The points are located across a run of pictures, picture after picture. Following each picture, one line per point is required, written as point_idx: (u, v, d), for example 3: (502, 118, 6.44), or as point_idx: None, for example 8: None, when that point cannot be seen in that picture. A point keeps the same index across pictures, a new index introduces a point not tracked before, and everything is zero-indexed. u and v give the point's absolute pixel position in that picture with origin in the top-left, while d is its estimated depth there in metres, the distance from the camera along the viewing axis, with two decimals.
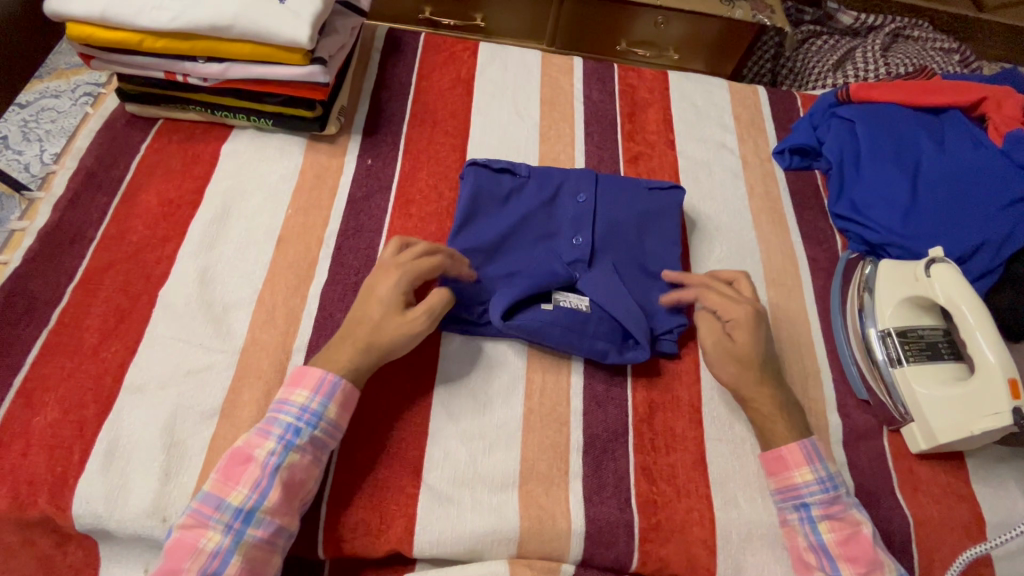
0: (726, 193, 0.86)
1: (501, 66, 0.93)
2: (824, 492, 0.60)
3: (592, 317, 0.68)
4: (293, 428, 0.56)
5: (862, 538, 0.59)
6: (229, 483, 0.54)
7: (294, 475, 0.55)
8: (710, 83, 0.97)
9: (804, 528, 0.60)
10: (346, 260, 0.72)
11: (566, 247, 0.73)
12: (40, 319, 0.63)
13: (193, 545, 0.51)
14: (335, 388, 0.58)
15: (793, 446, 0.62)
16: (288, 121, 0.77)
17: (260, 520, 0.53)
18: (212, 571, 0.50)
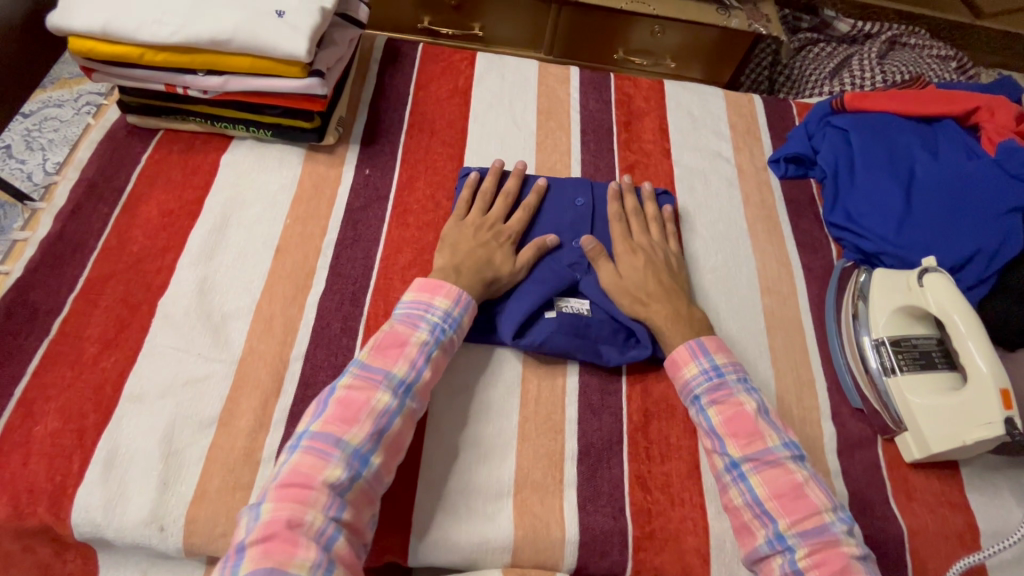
0: (722, 201, 0.87)
1: (499, 76, 0.94)
2: (709, 380, 0.64)
3: (593, 321, 0.70)
4: (439, 326, 0.63)
5: (745, 415, 0.62)
6: (388, 360, 0.60)
7: (438, 366, 0.62)
8: (706, 92, 0.98)
9: (698, 417, 0.64)
10: (344, 269, 0.73)
11: (568, 251, 0.75)
12: (41, 329, 0.64)
13: (364, 403, 0.56)
14: (470, 303, 0.66)
15: (680, 347, 0.67)
16: (287, 132, 0.78)
17: (415, 395, 0.59)
18: (381, 427, 0.56)
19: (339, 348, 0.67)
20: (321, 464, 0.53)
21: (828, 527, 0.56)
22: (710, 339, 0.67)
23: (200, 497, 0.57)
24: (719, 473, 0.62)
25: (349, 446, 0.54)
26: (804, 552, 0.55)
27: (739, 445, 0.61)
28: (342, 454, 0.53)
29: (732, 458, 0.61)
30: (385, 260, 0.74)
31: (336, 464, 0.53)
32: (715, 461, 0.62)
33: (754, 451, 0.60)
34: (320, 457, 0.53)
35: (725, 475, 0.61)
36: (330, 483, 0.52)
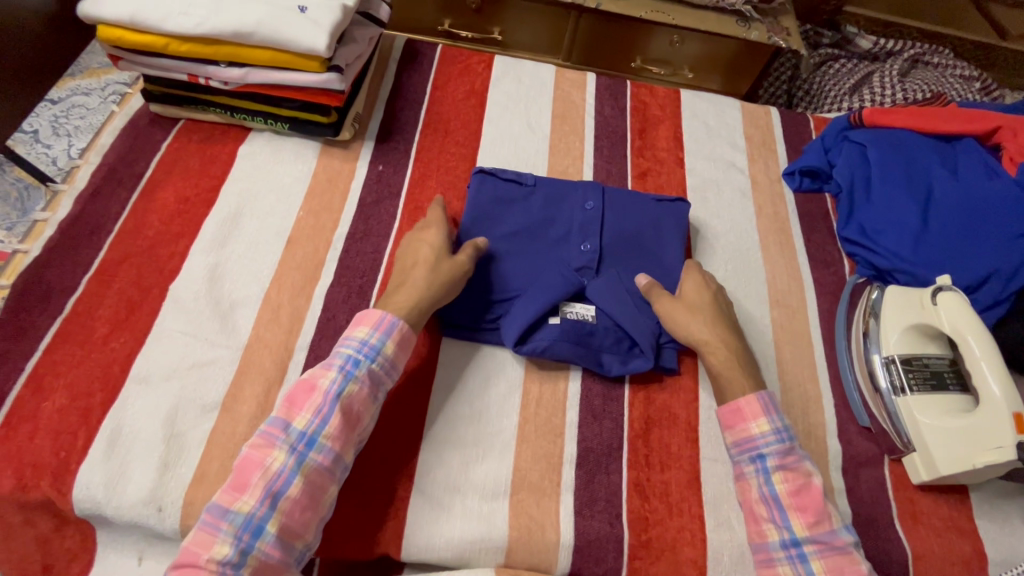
0: (734, 212, 0.87)
1: (515, 79, 0.95)
2: (779, 444, 0.61)
3: (597, 329, 0.69)
4: (352, 360, 0.60)
5: (813, 489, 0.60)
6: (296, 409, 0.57)
7: (352, 406, 0.58)
8: (722, 103, 0.98)
9: (759, 480, 0.61)
10: (352, 263, 0.73)
11: (575, 254, 0.74)
12: (55, 307, 0.65)
13: (258, 464, 0.54)
14: (392, 328, 0.62)
15: (750, 397, 0.63)
16: (303, 125, 0.79)
17: (321, 447, 0.56)
18: (275, 489, 0.53)
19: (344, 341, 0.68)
20: (214, 537, 0.52)
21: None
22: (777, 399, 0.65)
23: (199, 481, 0.58)
24: (771, 544, 0.59)
25: (239, 516, 0.52)
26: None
27: (804, 522, 0.58)
28: (230, 526, 0.52)
29: (794, 534, 0.58)
30: (394, 257, 0.75)
31: (224, 538, 0.51)
32: (767, 530, 0.59)
33: (818, 531, 0.58)
34: (212, 529, 0.52)
35: (779, 550, 0.58)
36: (218, 560, 0.50)
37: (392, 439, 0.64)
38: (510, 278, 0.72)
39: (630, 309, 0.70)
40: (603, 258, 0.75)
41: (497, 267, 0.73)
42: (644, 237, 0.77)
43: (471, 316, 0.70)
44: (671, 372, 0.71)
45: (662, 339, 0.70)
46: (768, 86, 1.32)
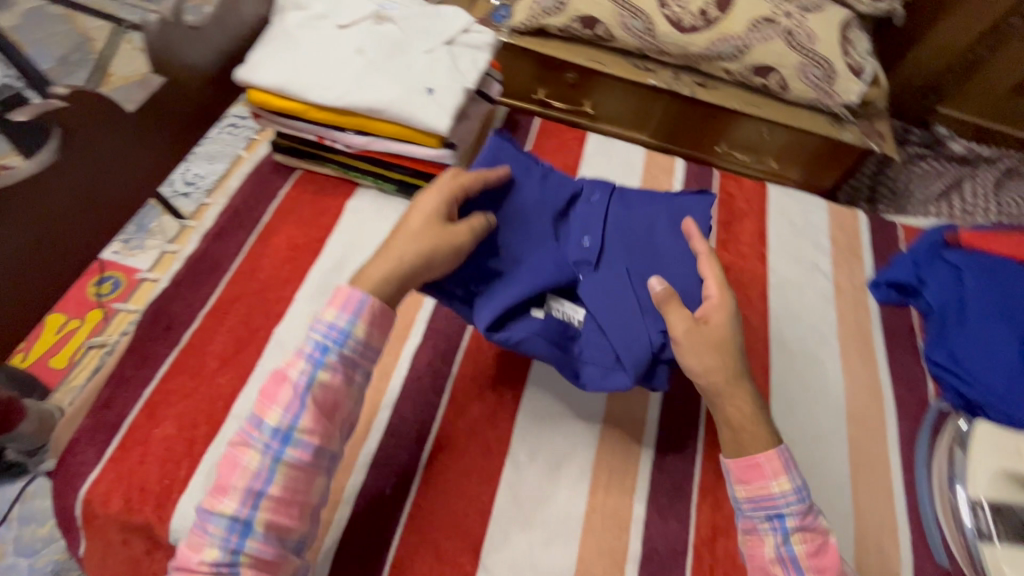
0: (815, 317, 0.86)
1: (607, 158, 0.98)
2: (799, 505, 0.58)
3: (581, 334, 0.66)
4: (321, 345, 0.57)
5: (830, 550, 0.58)
6: (269, 401, 0.56)
7: (321, 396, 0.56)
8: (810, 202, 0.99)
9: (775, 539, 0.59)
10: (440, 327, 0.77)
11: (575, 246, 0.69)
12: (174, 338, 0.70)
13: (236, 464, 0.54)
14: (361, 305, 0.58)
15: (771, 454, 0.59)
16: (409, 187, 0.84)
17: (295, 442, 0.55)
18: (254, 490, 0.53)
19: (426, 402, 0.71)
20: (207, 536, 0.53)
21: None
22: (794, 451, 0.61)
23: None
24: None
25: (221, 520, 0.52)
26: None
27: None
28: (216, 529, 0.52)
29: None
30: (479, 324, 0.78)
31: (212, 542, 0.52)
32: None
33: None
34: (205, 527, 0.53)
35: None
36: (210, 561, 0.52)
37: (461, 510, 0.65)
38: (506, 254, 0.67)
39: (622, 319, 0.64)
40: (605, 254, 0.68)
41: (495, 239, 0.68)
42: (656, 239, 0.70)
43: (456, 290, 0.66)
44: (657, 387, 0.65)
45: (660, 351, 0.63)
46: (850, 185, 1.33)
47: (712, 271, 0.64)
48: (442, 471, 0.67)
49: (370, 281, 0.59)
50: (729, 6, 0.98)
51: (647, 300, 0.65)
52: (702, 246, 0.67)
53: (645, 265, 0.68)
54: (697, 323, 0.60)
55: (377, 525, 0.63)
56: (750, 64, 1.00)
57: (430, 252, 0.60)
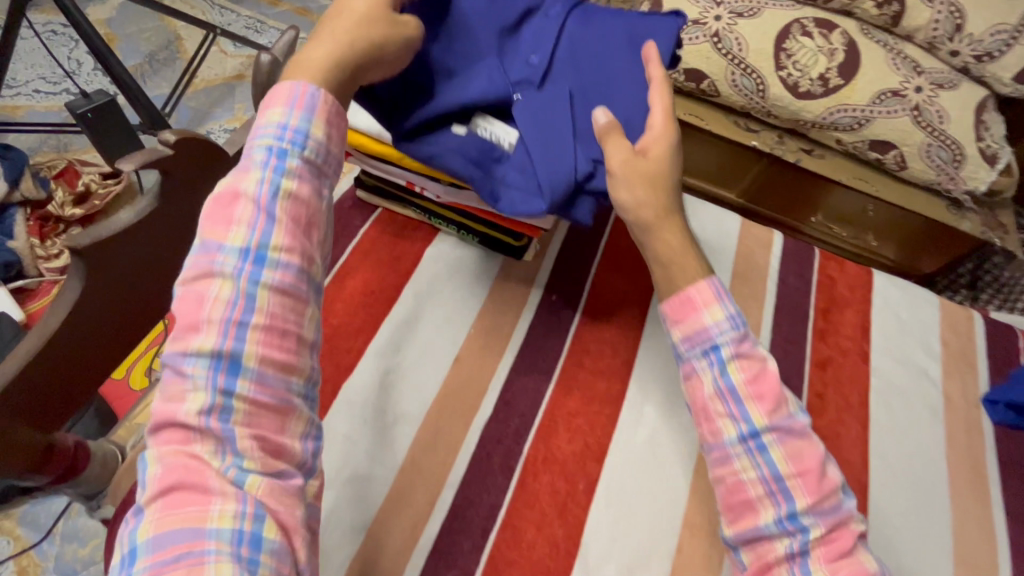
0: (920, 432, 0.78)
1: (699, 224, 0.92)
2: (734, 331, 0.60)
3: (507, 157, 0.63)
4: (275, 150, 0.48)
5: (767, 374, 0.60)
6: (223, 225, 0.46)
7: (296, 203, 0.48)
8: (919, 296, 0.90)
9: (715, 371, 0.60)
10: (514, 399, 0.72)
11: (517, 65, 0.65)
12: None
13: (201, 298, 0.44)
14: (314, 100, 0.49)
15: (701, 286, 0.61)
16: (492, 241, 0.80)
17: (272, 258, 0.45)
18: (235, 319, 0.43)
19: (494, 485, 0.66)
20: (187, 386, 0.43)
21: (836, 496, 0.57)
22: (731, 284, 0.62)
23: None
24: (728, 440, 0.59)
25: (201, 358, 0.42)
26: (818, 535, 0.55)
27: (762, 411, 0.58)
28: (195, 372, 0.42)
29: (755, 426, 0.58)
30: (555, 401, 0.73)
31: (195, 388, 0.42)
32: (727, 427, 0.59)
33: (775, 415, 0.58)
34: (183, 374, 0.42)
35: (739, 446, 0.59)
36: (200, 410, 0.41)
37: None
38: (450, 58, 0.62)
39: (555, 143, 0.61)
40: (551, 74, 0.65)
41: (425, 52, 0.62)
42: (610, 75, 0.65)
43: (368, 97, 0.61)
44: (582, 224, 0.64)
45: (585, 181, 0.61)
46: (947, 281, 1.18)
47: (661, 102, 0.60)
48: (506, 566, 0.62)
49: (313, 73, 0.49)
50: (854, 74, 0.92)
51: (585, 126, 0.63)
52: (659, 74, 0.62)
53: (591, 94, 0.64)
54: (636, 154, 0.58)
55: None
56: (868, 138, 0.94)
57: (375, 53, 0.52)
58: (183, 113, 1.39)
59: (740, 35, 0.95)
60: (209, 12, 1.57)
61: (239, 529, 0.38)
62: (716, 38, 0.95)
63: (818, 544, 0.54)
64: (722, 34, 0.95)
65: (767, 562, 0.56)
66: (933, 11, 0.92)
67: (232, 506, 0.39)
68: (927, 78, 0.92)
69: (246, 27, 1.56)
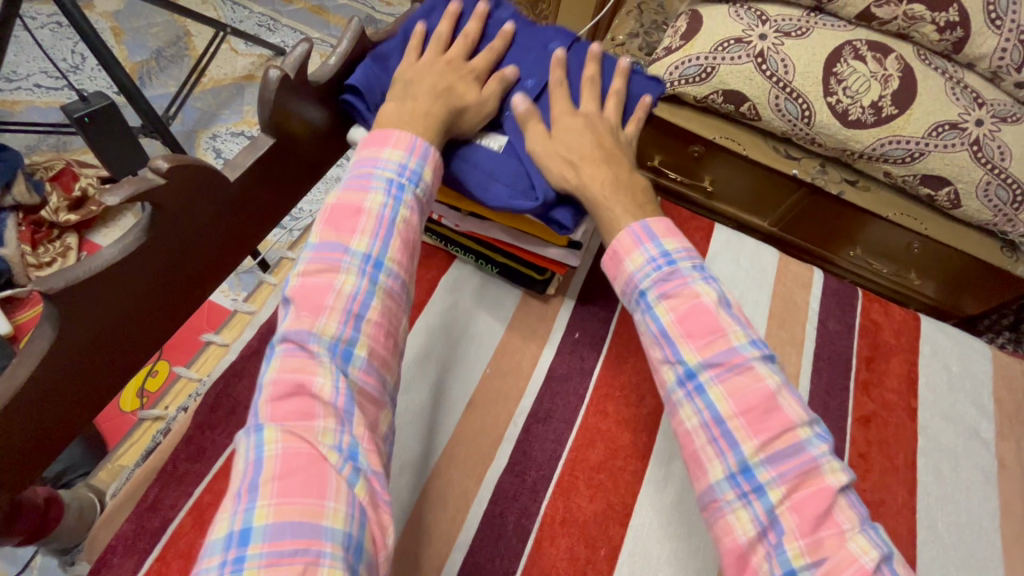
0: (972, 501, 0.71)
1: (735, 258, 0.85)
2: (656, 271, 0.54)
3: (497, 160, 0.60)
4: (395, 182, 0.52)
5: (702, 309, 0.51)
6: (346, 233, 0.50)
7: (408, 232, 0.52)
8: (970, 346, 0.83)
9: (646, 320, 0.54)
10: (530, 450, 0.66)
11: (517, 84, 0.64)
12: (235, 427, 0.60)
13: (329, 288, 0.47)
14: (430, 148, 0.55)
15: (621, 234, 0.56)
16: (514, 273, 0.74)
17: (389, 270, 0.50)
18: (356, 311, 0.47)
19: (508, 549, 0.60)
20: (311, 364, 0.44)
21: (800, 444, 0.47)
22: (658, 222, 0.57)
23: None
24: (670, 389, 0.52)
25: (323, 338, 0.45)
26: (779, 488, 0.45)
27: (695, 348, 0.51)
28: (316, 347, 0.45)
29: (690, 368, 0.51)
30: (576, 453, 0.67)
31: (321, 361, 0.44)
32: (668, 375, 0.53)
33: (712, 353, 0.50)
34: (308, 353, 0.45)
35: (678, 392, 0.51)
36: (322, 392, 0.43)
37: None
38: None
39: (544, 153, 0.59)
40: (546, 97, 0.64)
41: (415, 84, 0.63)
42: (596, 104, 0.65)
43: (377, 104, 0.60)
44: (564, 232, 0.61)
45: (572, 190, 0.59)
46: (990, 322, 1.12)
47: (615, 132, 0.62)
48: None
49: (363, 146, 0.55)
50: (909, 103, 0.85)
51: None
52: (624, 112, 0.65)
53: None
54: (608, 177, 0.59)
55: None
56: (920, 172, 0.88)
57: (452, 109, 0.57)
58: (189, 114, 1.34)
59: (786, 55, 0.88)
60: (221, 9, 1.52)
61: (348, 531, 0.39)
62: (760, 58, 0.89)
63: (778, 500, 0.45)
64: (767, 54, 0.89)
65: (729, 525, 0.47)
66: (1001, 37, 0.84)
67: (343, 506, 0.39)
68: (988, 111, 0.86)
69: (257, 25, 1.51)
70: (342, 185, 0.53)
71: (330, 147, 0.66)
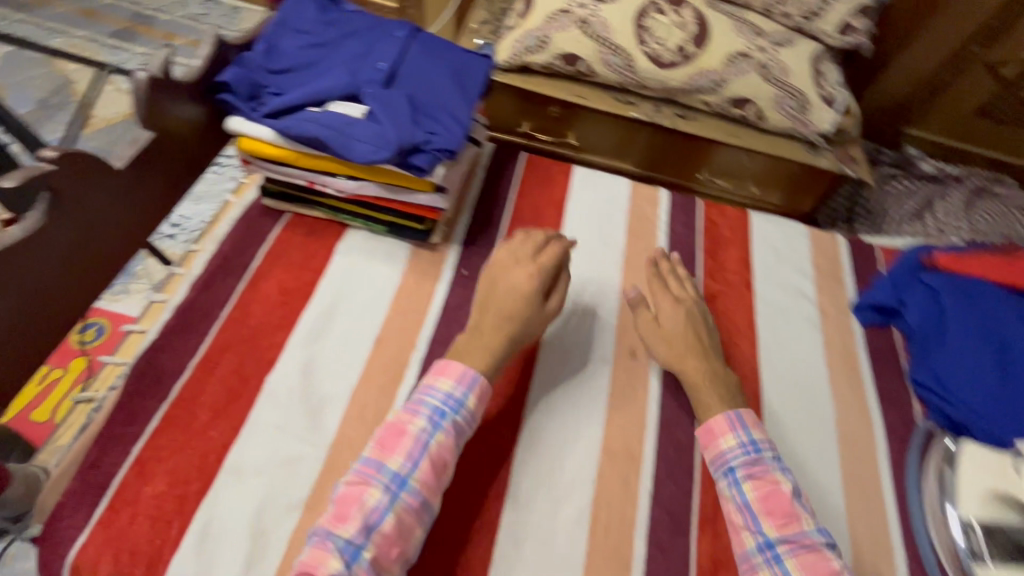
0: (801, 343, 0.88)
1: (594, 191, 1.00)
2: (746, 455, 0.68)
3: (356, 123, 0.72)
4: (438, 410, 0.65)
5: (781, 493, 0.65)
6: (388, 451, 0.62)
7: (440, 454, 0.63)
8: (791, 228, 1.02)
9: (732, 491, 0.67)
10: (434, 367, 0.77)
11: (367, 68, 0.78)
12: (163, 392, 0.69)
13: (357, 498, 0.59)
14: (474, 382, 0.67)
15: (719, 417, 0.71)
16: (400, 229, 0.86)
17: (412, 488, 0.60)
18: (370, 521, 0.57)
19: None
20: (325, 553, 0.56)
21: None
22: (748, 414, 0.72)
23: None
24: (749, 552, 0.63)
25: (340, 540, 0.56)
26: None
27: (773, 524, 0.63)
28: (334, 546, 0.56)
29: (767, 538, 0.63)
30: None
31: (334, 553, 0.55)
32: (745, 540, 0.64)
33: (789, 532, 0.63)
34: (323, 546, 0.56)
35: (757, 555, 0.63)
36: (331, 571, 0.54)
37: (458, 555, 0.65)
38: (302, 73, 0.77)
39: (398, 115, 0.73)
40: (394, 75, 0.79)
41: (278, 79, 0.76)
42: (435, 77, 0.80)
43: (247, 93, 0.73)
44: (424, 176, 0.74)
45: (424, 144, 0.73)
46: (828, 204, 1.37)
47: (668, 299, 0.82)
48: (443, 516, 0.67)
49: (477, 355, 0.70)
50: (705, 42, 1.05)
51: (424, 108, 0.77)
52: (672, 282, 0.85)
53: (426, 95, 0.78)
54: (654, 324, 0.81)
55: None
56: (729, 98, 1.07)
57: (521, 322, 0.73)
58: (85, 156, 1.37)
59: (604, 18, 1.05)
60: (101, 54, 1.56)
61: None
62: (582, 23, 1.05)
63: None
64: (588, 20, 1.05)
65: None
66: None
67: None
68: (767, 40, 1.07)
69: (141, 64, 1.56)
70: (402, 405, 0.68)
71: (208, 142, 0.77)
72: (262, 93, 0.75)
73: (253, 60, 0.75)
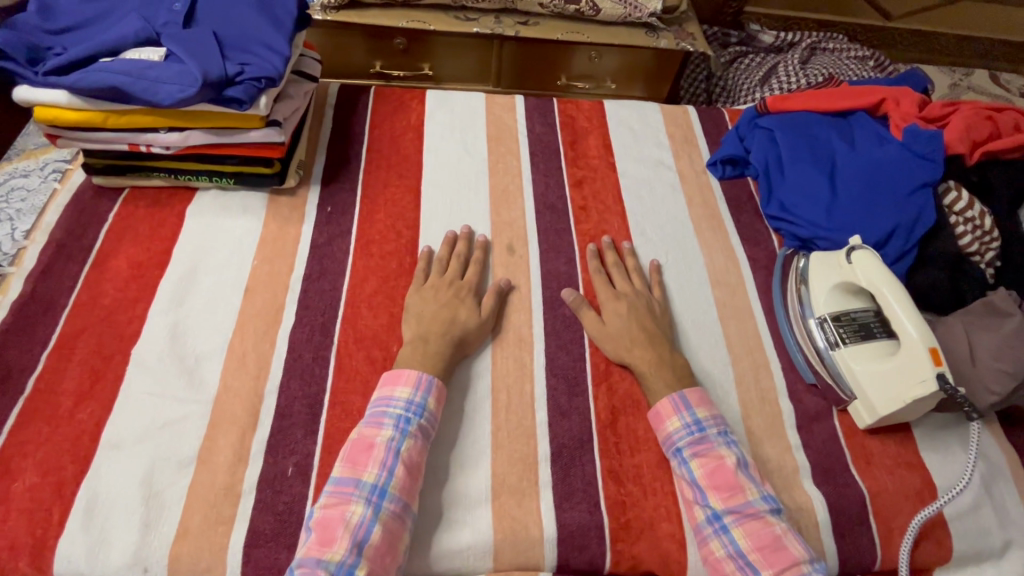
0: (667, 206, 0.93)
1: (450, 109, 1.00)
2: (690, 434, 0.67)
3: (156, 66, 0.68)
4: (403, 418, 0.64)
5: (725, 468, 0.64)
6: (362, 468, 0.60)
7: (412, 459, 0.62)
8: (644, 108, 1.06)
9: (680, 468, 0.66)
10: (311, 302, 0.76)
11: (161, 10, 0.74)
12: (16, 388, 0.65)
13: (339, 519, 0.57)
14: (431, 385, 0.67)
15: (664, 400, 0.69)
16: (248, 178, 0.82)
17: (393, 496, 0.59)
18: (360, 538, 0.56)
19: (312, 378, 0.70)
20: None
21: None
22: (693, 392, 0.70)
23: (183, 535, 0.59)
24: (700, 525, 0.63)
25: (332, 564, 0.54)
26: None
27: (719, 497, 0.63)
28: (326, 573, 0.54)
29: (715, 510, 0.63)
30: (352, 291, 0.78)
31: None
32: (695, 512, 0.64)
33: (734, 502, 0.62)
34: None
35: (707, 527, 0.62)
36: None
37: None
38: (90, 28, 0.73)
39: (201, 49, 0.70)
40: (193, 12, 0.75)
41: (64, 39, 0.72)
42: (240, 7, 0.77)
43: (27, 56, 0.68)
44: (247, 109, 0.71)
45: (237, 76, 0.70)
46: (689, 82, 1.44)
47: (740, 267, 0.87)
48: (342, 434, 0.66)
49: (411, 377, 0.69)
50: None
51: (232, 39, 0.73)
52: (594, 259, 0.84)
53: (233, 27, 0.74)
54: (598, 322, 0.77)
55: (287, 502, 0.62)
56: None
57: (461, 333, 0.73)
58: None
59: None
60: None
61: None
62: None
63: None
64: None
65: None
66: None
67: None
68: None
69: None
70: (362, 422, 0.66)
71: None
72: (44, 56, 0.70)
73: (27, 23, 0.70)
